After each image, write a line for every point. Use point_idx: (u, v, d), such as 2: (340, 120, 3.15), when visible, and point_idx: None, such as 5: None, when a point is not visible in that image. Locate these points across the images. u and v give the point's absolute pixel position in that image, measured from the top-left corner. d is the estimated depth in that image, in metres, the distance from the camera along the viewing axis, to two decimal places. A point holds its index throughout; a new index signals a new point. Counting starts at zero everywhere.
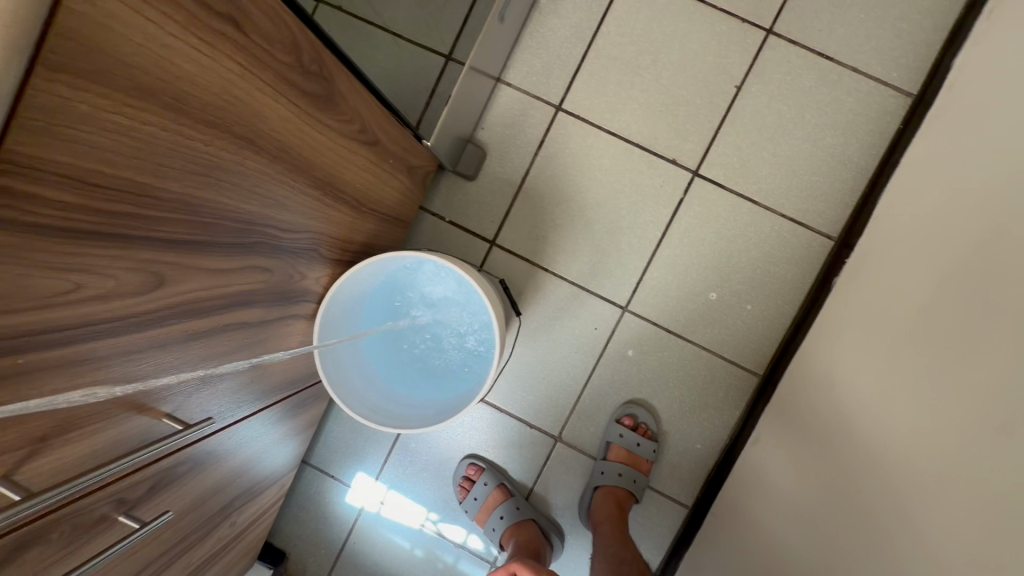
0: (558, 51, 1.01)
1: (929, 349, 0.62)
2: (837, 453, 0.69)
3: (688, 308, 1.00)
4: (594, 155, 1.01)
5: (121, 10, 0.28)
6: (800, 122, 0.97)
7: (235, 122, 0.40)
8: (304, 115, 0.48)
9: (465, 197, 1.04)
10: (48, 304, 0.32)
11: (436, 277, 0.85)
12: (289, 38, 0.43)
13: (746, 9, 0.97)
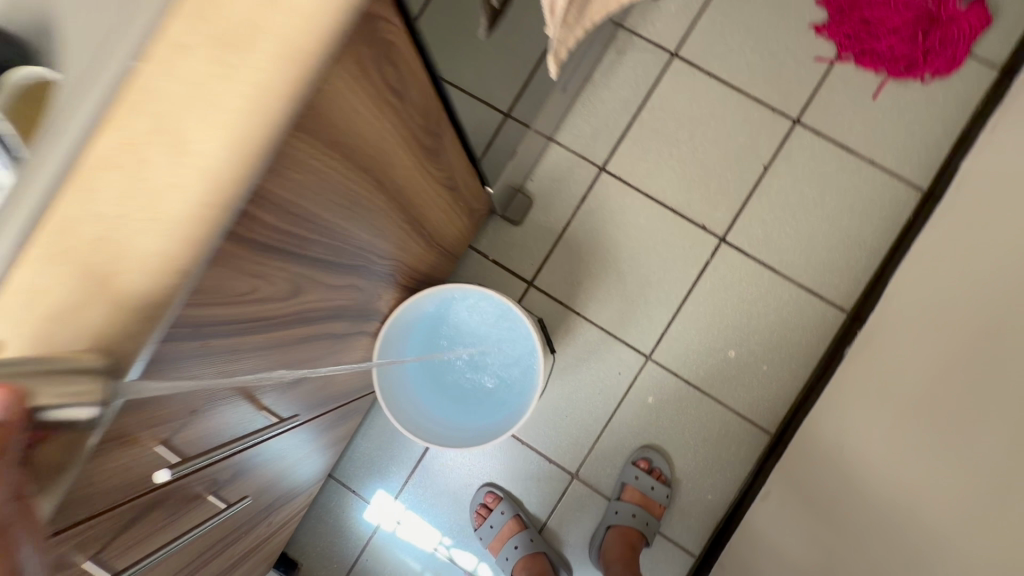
0: (606, 119, 1.13)
1: (936, 419, 0.68)
2: (856, 518, 0.73)
3: (708, 362, 1.07)
4: (631, 213, 1.11)
5: (347, 89, 0.37)
6: (820, 203, 1.07)
7: (378, 168, 0.49)
8: (419, 164, 0.58)
9: (509, 239, 1.13)
10: (235, 302, 0.39)
11: (478, 308, 0.90)
12: (426, 106, 0.52)
13: (777, 100, 1.09)
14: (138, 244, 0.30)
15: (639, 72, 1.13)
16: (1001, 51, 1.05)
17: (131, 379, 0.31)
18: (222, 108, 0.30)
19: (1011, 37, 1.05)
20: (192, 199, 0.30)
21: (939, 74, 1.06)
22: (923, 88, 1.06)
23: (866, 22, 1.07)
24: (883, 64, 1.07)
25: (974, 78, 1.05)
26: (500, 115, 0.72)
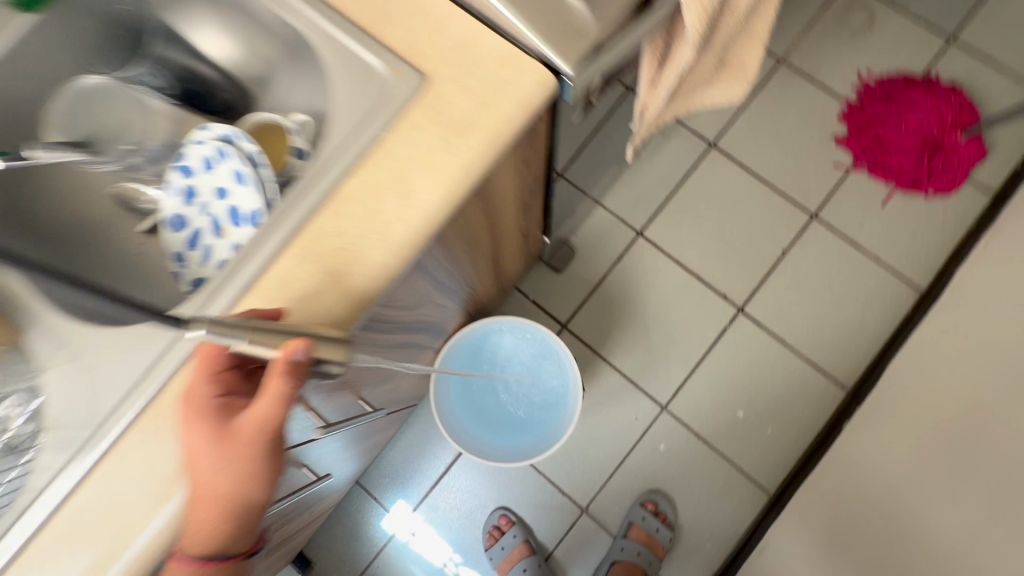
0: (647, 191, 1.28)
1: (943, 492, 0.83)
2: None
3: (718, 419, 1.17)
4: (661, 276, 1.24)
5: (508, 165, 0.51)
6: (829, 289, 1.20)
7: (496, 218, 0.62)
8: (516, 215, 0.71)
9: (549, 283, 1.25)
10: (395, 307, 0.51)
11: (515, 338, 1.01)
12: (537, 174, 0.66)
13: (798, 195, 1.25)
14: (368, 258, 0.42)
15: (680, 155, 1.29)
16: (994, 180, 1.21)
17: (354, 329, 0.43)
18: (442, 175, 0.43)
19: (1003, 169, 1.22)
20: (413, 230, 0.42)
21: (941, 191, 1.22)
22: (927, 201, 1.22)
23: (879, 140, 1.25)
24: (892, 176, 1.23)
25: (970, 200, 1.21)
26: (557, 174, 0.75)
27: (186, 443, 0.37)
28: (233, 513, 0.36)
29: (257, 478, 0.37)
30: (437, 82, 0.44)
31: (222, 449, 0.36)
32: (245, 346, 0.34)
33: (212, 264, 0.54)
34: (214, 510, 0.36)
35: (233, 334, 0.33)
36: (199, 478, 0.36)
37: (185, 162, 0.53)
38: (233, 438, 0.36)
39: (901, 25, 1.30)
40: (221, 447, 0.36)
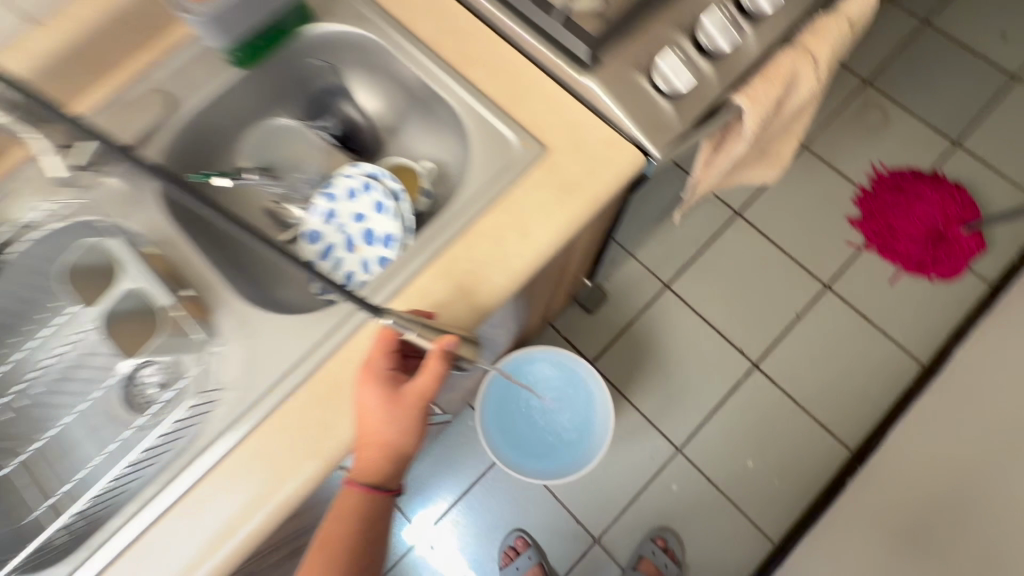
0: (677, 248, 1.40)
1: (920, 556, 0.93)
2: None
3: (729, 466, 1.25)
4: (684, 326, 1.35)
5: (594, 219, 0.63)
6: (838, 355, 1.31)
7: (568, 258, 0.74)
8: (579, 258, 0.83)
9: (581, 322, 1.36)
10: (491, 322, 0.62)
11: (552, 369, 1.11)
12: (603, 225, 0.78)
13: (814, 266, 1.37)
14: (491, 281, 0.53)
15: (709, 219, 1.42)
16: (992, 271, 1.34)
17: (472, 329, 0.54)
18: (553, 224, 0.55)
19: (1000, 263, 1.34)
20: (527, 263, 0.54)
21: (943, 277, 1.34)
22: (930, 284, 1.34)
23: (889, 225, 1.38)
24: (900, 259, 1.36)
25: (970, 287, 1.33)
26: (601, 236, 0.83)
27: (359, 399, 0.45)
28: (395, 456, 0.45)
29: (414, 431, 0.46)
30: (554, 153, 0.57)
31: (393, 408, 0.44)
32: (416, 336, 0.44)
33: (342, 279, 0.64)
34: (383, 452, 0.45)
35: (409, 325, 0.44)
36: (370, 426, 0.44)
37: (332, 189, 0.65)
38: (401, 399, 0.44)
39: (912, 127, 1.46)
40: (394, 406, 0.44)
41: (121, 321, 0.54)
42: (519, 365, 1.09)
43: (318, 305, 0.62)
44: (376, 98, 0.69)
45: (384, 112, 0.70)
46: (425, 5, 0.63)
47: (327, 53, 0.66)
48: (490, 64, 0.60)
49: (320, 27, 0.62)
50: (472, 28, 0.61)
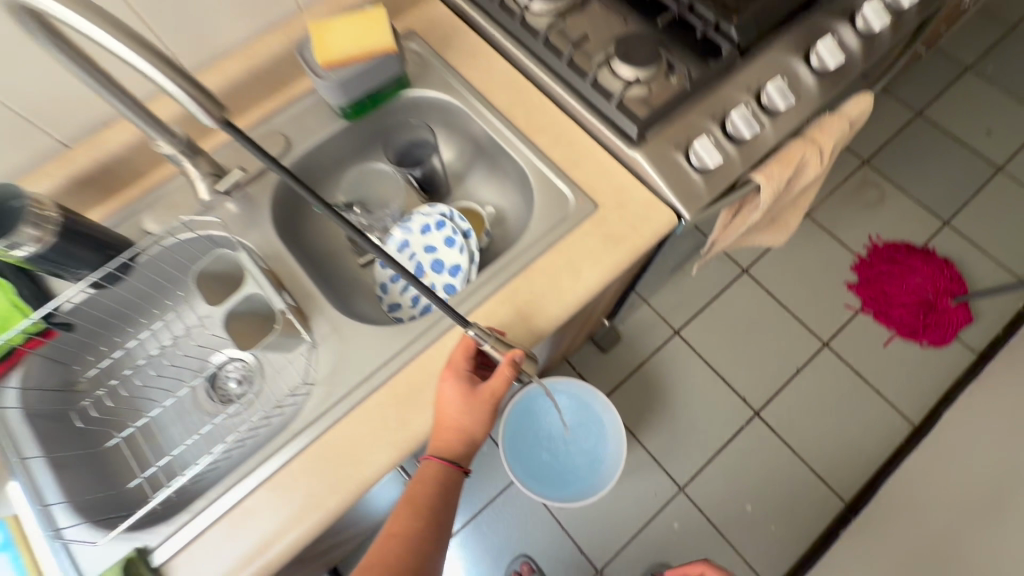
0: (687, 298, 1.51)
1: None
2: None
3: (729, 508, 1.31)
4: (692, 371, 1.44)
5: (630, 266, 0.74)
6: (835, 409, 1.39)
7: (600, 297, 0.85)
8: (606, 298, 0.93)
9: (594, 360, 1.45)
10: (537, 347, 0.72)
11: (571, 402, 1.18)
12: (631, 272, 0.89)
13: (814, 324, 1.48)
14: (546, 312, 0.64)
15: (718, 274, 1.54)
16: (979, 342, 1.44)
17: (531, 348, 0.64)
18: (599, 268, 0.66)
19: (986, 334, 1.45)
20: (576, 298, 0.64)
21: (933, 343, 1.44)
22: (921, 350, 1.44)
23: (884, 292, 1.50)
24: (894, 324, 1.47)
25: (958, 355, 1.43)
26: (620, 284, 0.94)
27: (440, 394, 0.57)
28: (468, 438, 0.58)
29: (483, 420, 0.58)
30: (603, 209, 0.68)
31: (468, 400, 0.56)
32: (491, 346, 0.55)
33: (411, 299, 0.75)
34: (458, 435, 0.57)
35: (486, 338, 0.55)
36: (449, 414, 0.57)
37: (409, 223, 0.76)
38: (477, 396, 0.57)
39: (906, 205, 1.60)
40: (471, 401, 0.56)
41: (237, 320, 0.63)
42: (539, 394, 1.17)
43: (390, 316, 0.75)
44: (451, 147, 0.83)
45: (457, 160, 0.83)
46: (502, 81, 0.76)
47: (417, 113, 0.78)
48: (553, 132, 0.73)
49: (415, 93, 0.75)
50: (539, 102, 0.75)
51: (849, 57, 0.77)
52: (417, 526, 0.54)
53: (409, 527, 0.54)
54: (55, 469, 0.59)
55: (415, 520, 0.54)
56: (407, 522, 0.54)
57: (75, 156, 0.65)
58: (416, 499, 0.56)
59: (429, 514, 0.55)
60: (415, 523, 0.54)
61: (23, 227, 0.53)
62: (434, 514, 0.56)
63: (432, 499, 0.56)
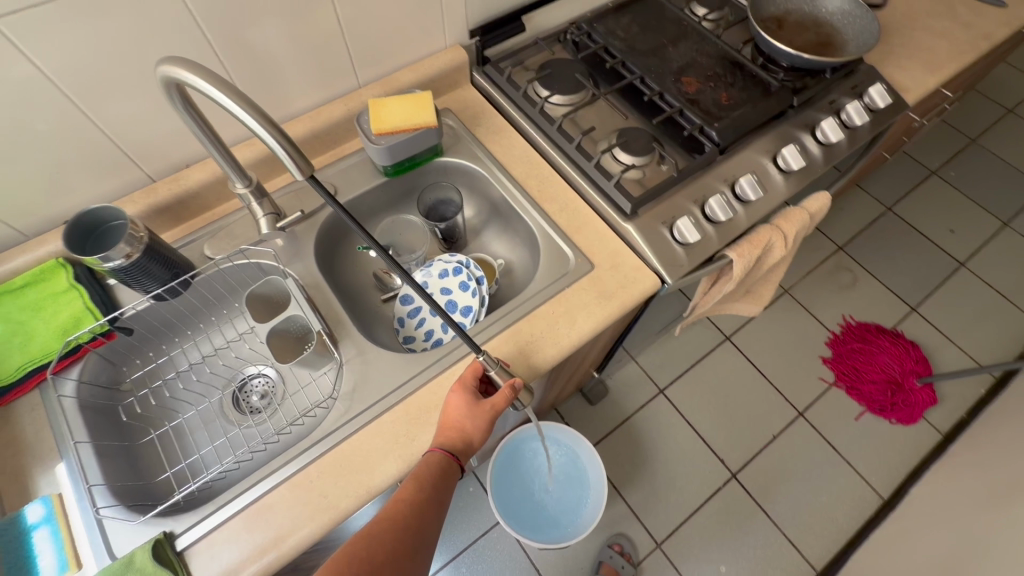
0: (672, 359, 1.61)
1: None
2: None
3: (703, 567, 1.34)
4: (674, 430, 1.51)
5: (619, 318, 0.84)
6: (808, 477, 1.46)
7: (589, 345, 0.94)
8: (595, 349, 1.04)
9: (582, 411, 1.53)
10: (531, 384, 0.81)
11: (558, 449, 1.26)
12: (619, 327, 1.00)
13: (790, 394, 1.57)
14: (545, 353, 0.74)
15: (702, 339, 1.65)
16: (944, 423, 1.53)
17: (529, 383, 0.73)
18: (592, 318, 0.76)
19: (951, 416, 1.54)
20: (571, 341, 0.75)
21: (901, 422, 1.53)
22: (890, 426, 1.53)
23: (855, 369, 1.59)
24: (865, 399, 1.56)
25: (925, 433, 1.52)
26: (609, 339, 1.04)
27: (450, 401, 0.67)
28: (469, 437, 0.65)
29: (483, 425, 0.65)
30: (597, 269, 0.80)
31: (472, 406, 0.66)
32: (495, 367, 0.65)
33: (424, 333, 0.85)
34: (460, 433, 0.65)
35: (492, 365, 0.65)
36: (454, 416, 0.66)
37: (430, 267, 0.87)
38: (481, 406, 0.66)
39: (877, 290, 1.74)
40: (475, 408, 0.66)
41: (278, 337, 0.73)
42: (530, 437, 1.25)
43: (403, 346, 0.85)
44: (472, 206, 0.96)
45: (475, 217, 0.96)
46: (520, 155, 0.90)
47: (446, 175, 0.93)
48: (560, 201, 0.86)
49: (446, 159, 0.90)
50: (550, 176, 0.88)
51: (811, 161, 0.92)
52: (421, 496, 0.61)
53: (414, 497, 0.60)
54: (98, 453, 0.66)
55: (420, 492, 0.61)
56: (413, 492, 0.61)
57: (158, 188, 0.77)
58: (421, 476, 0.62)
59: (432, 490, 0.61)
60: (421, 494, 0.61)
61: (120, 244, 0.64)
62: (436, 491, 0.62)
63: (434, 479, 0.62)
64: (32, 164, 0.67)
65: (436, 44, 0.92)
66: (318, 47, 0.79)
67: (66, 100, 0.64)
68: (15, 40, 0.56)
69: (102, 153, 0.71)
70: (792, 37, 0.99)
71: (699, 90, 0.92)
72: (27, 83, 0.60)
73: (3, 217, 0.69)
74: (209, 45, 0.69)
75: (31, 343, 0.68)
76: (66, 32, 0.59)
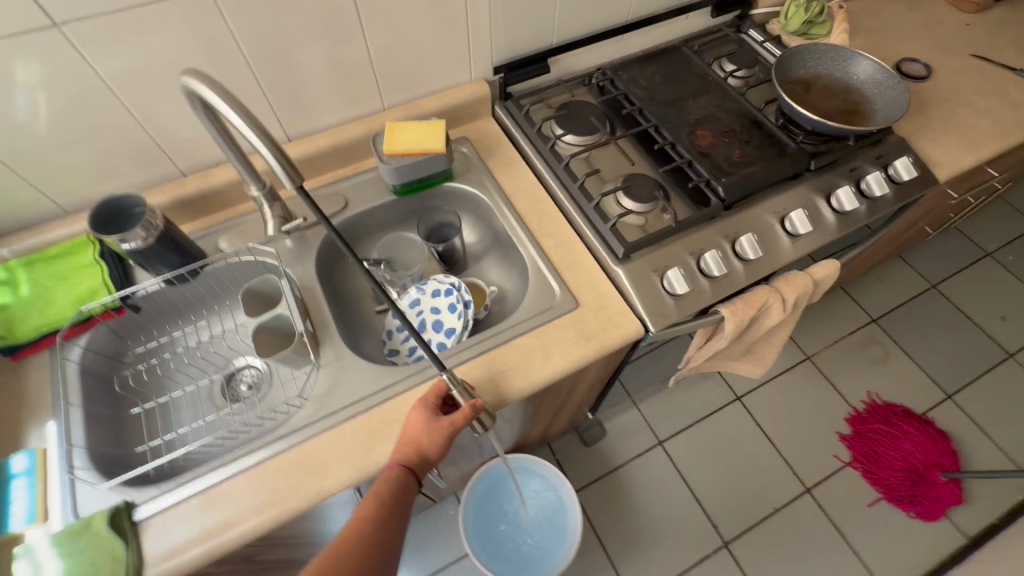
0: (677, 411, 1.56)
1: None
2: None
3: None
4: (668, 486, 1.45)
5: (602, 358, 0.83)
6: (808, 559, 1.35)
7: (572, 382, 0.94)
8: (582, 388, 1.02)
9: (575, 450, 1.50)
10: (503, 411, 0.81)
11: (539, 483, 1.24)
12: (608, 369, 0.99)
13: (799, 467, 1.48)
14: (515, 384, 0.74)
15: (711, 395, 1.59)
16: (971, 526, 1.39)
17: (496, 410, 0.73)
18: (567, 356, 0.76)
19: (981, 520, 1.40)
20: (541, 377, 0.75)
21: (921, 516, 1.41)
22: (907, 520, 1.41)
23: (874, 452, 1.49)
24: (883, 486, 1.44)
25: (948, 534, 1.39)
26: (598, 380, 1.03)
27: (410, 418, 0.68)
28: (425, 452, 0.65)
29: (441, 440, 0.65)
30: (581, 308, 0.80)
31: (431, 421, 0.67)
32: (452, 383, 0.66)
33: (408, 348, 0.87)
34: (417, 448, 0.66)
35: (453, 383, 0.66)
36: (412, 432, 0.67)
37: (424, 286, 0.90)
38: (439, 422, 0.67)
39: (909, 370, 1.63)
40: (433, 423, 0.67)
41: (264, 332, 0.78)
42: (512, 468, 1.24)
43: (387, 358, 0.88)
44: (475, 233, 0.99)
45: (477, 243, 0.99)
46: (526, 188, 0.93)
47: (452, 201, 0.97)
48: (557, 237, 0.87)
49: (455, 184, 0.94)
50: (551, 211, 0.90)
51: (823, 227, 0.90)
52: (382, 511, 0.61)
53: (376, 513, 0.60)
54: (85, 417, 0.71)
55: (381, 508, 0.61)
56: (374, 507, 0.61)
57: (187, 183, 0.84)
58: (380, 492, 0.62)
59: (393, 505, 0.62)
60: (382, 511, 0.61)
61: (137, 228, 0.70)
62: (396, 507, 0.62)
63: (394, 495, 0.62)
64: (82, 151, 0.75)
65: (461, 77, 0.97)
66: (348, 71, 0.85)
67: (116, 100, 0.72)
68: (78, 44, 0.64)
69: (143, 148, 0.79)
70: (818, 101, 0.98)
71: (712, 144, 0.92)
72: (83, 82, 0.68)
73: (49, 192, 0.77)
74: (246, 60, 0.76)
75: (50, 309, 0.75)
76: (121, 41, 0.67)
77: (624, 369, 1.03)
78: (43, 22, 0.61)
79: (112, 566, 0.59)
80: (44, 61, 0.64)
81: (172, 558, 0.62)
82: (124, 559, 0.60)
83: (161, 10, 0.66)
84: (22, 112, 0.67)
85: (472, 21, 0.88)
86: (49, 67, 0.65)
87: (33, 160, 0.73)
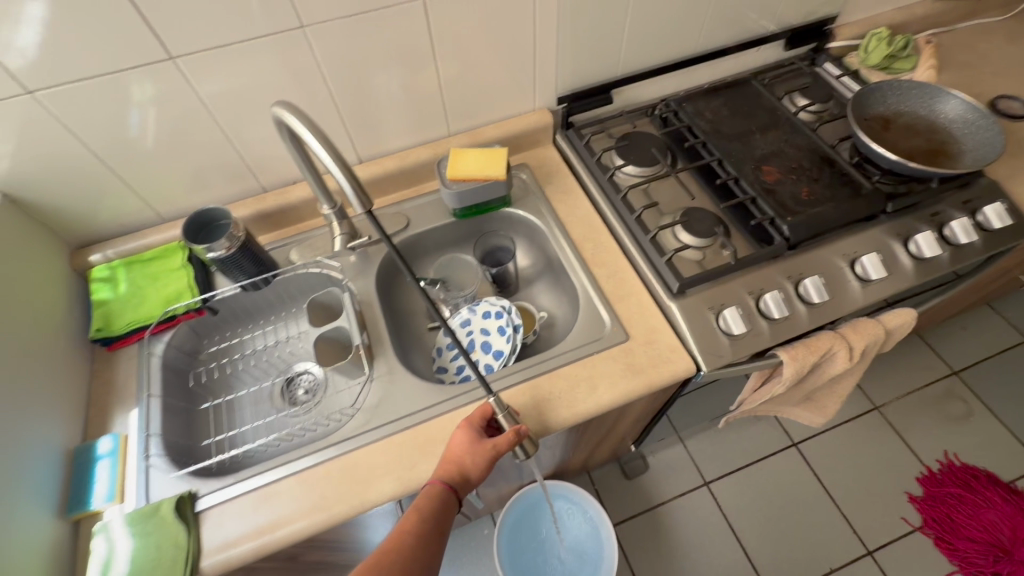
0: (726, 452, 1.49)
1: None
2: None
3: None
4: (713, 530, 1.38)
5: (652, 393, 0.82)
6: None
7: (618, 413, 0.92)
8: (628, 420, 1.00)
9: (615, 482, 1.46)
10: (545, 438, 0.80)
11: (577, 512, 1.22)
12: (656, 403, 0.96)
13: (861, 527, 1.37)
14: (559, 414, 0.74)
15: (764, 438, 1.50)
16: None
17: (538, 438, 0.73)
18: (614, 389, 0.75)
19: None
20: (586, 409, 0.74)
21: None
22: None
23: (949, 518, 1.35)
24: (959, 558, 1.30)
25: None
26: (644, 413, 1.01)
27: (454, 436, 0.70)
28: (467, 472, 0.66)
29: (483, 462, 0.66)
30: (631, 341, 0.79)
31: (475, 443, 0.68)
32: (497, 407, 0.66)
33: (456, 367, 0.90)
34: (459, 467, 0.67)
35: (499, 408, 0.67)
36: (455, 452, 0.68)
37: (476, 307, 0.92)
38: (481, 445, 0.68)
39: (996, 433, 1.48)
40: (476, 445, 0.67)
41: (324, 341, 0.83)
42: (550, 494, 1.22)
43: (435, 376, 0.90)
44: (529, 258, 1.01)
45: (530, 268, 1.01)
46: (582, 216, 0.93)
47: (508, 225, 0.99)
48: (611, 267, 0.87)
49: (512, 210, 0.96)
50: (605, 241, 0.90)
51: (899, 273, 0.84)
52: (423, 527, 0.62)
53: (417, 529, 0.62)
54: (163, 408, 0.77)
55: (421, 524, 0.62)
56: (415, 523, 0.62)
57: (267, 198, 0.92)
58: (421, 509, 0.64)
59: (433, 523, 0.63)
60: (422, 527, 0.62)
61: (222, 239, 0.76)
62: (435, 525, 0.63)
63: (434, 512, 0.63)
64: (182, 166, 0.84)
65: (525, 106, 0.99)
66: (419, 99, 0.90)
67: (213, 122, 0.80)
68: (187, 73, 0.72)
69: (233, 165, 0.87)
70: (898, 140, 0.93)
71: (779, 181, 0.89)
72: (188, 107, 0.76)
73: (149, 201, 0.86)
74: (328, 88, 0.82)
75: (142, 306, 0.83)
76: (222, 71, 0.74)
77: (671, 406, 1.01)
78: (161, 55, 0.69)
79: (174, 551, 0.64)
80: (158, 88, 0.72)
81: (225, 551, 0.66)
82: (184, 546, 0.65)
83: (259, 44, 0.73)
84: (135, 129, 0.76)
85: (539, 54, 0.91)
86: (160, 92, 0.73)
87: (141, 173, 0.82)
